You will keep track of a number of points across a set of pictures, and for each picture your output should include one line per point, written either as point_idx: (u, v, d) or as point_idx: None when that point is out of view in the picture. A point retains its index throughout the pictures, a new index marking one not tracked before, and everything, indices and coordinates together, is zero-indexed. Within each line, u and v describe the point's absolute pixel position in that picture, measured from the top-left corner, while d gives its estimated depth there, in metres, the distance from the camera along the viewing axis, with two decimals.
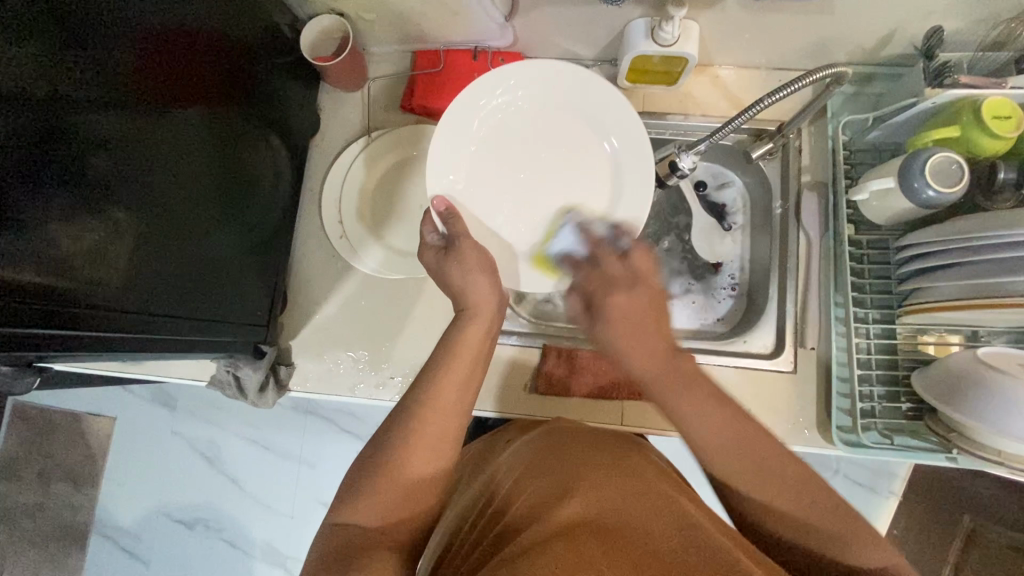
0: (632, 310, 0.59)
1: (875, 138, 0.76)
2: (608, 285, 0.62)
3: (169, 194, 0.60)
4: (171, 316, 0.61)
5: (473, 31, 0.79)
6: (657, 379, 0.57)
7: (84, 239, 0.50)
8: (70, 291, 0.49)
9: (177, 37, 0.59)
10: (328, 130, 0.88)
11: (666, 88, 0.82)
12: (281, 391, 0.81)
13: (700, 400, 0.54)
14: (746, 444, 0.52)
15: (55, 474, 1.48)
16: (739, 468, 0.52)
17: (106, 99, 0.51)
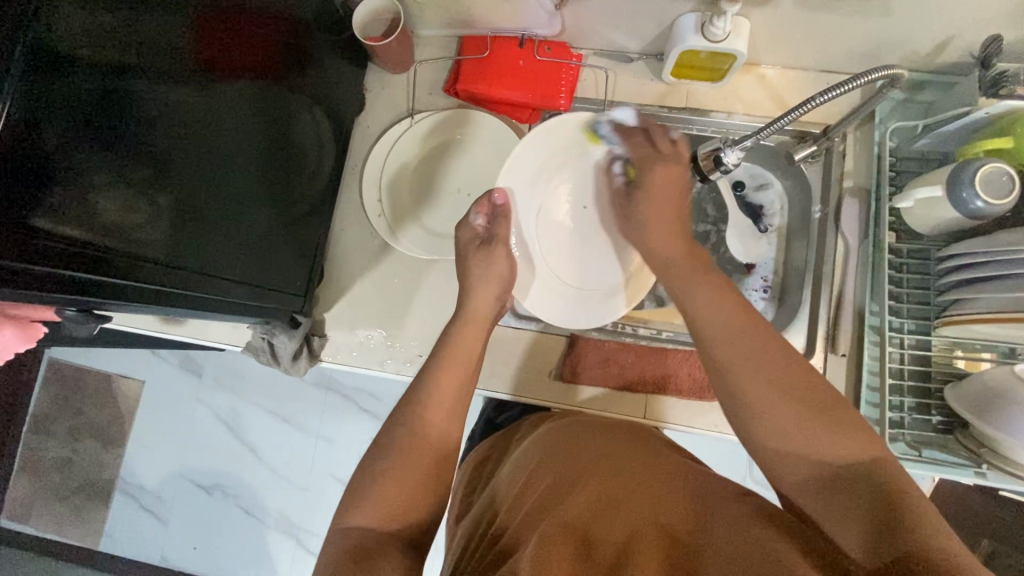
0: (667, 180, 0.71)
1: (923, 147, 0.74)
2: (653, 158, 0.73)
3: (218, 165, 0.62)
4: (214, 279, 0.64)
5: (522, 18, 0.79)
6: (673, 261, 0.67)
7: (139, 203, 0.53)
8: (128, 251, 0.52)
9: (233, 11, 0.60)
10: (372, 110, 0.89)
11: (711, 85, 0.82)
12: (314, 361, 0.83)
13: (713, 290, 0.60)
14: (746, 329, 0.55)
15: (84, 430, 1.53)
16: (739, 352, 0.54)
17: (163, 70, 0.53)
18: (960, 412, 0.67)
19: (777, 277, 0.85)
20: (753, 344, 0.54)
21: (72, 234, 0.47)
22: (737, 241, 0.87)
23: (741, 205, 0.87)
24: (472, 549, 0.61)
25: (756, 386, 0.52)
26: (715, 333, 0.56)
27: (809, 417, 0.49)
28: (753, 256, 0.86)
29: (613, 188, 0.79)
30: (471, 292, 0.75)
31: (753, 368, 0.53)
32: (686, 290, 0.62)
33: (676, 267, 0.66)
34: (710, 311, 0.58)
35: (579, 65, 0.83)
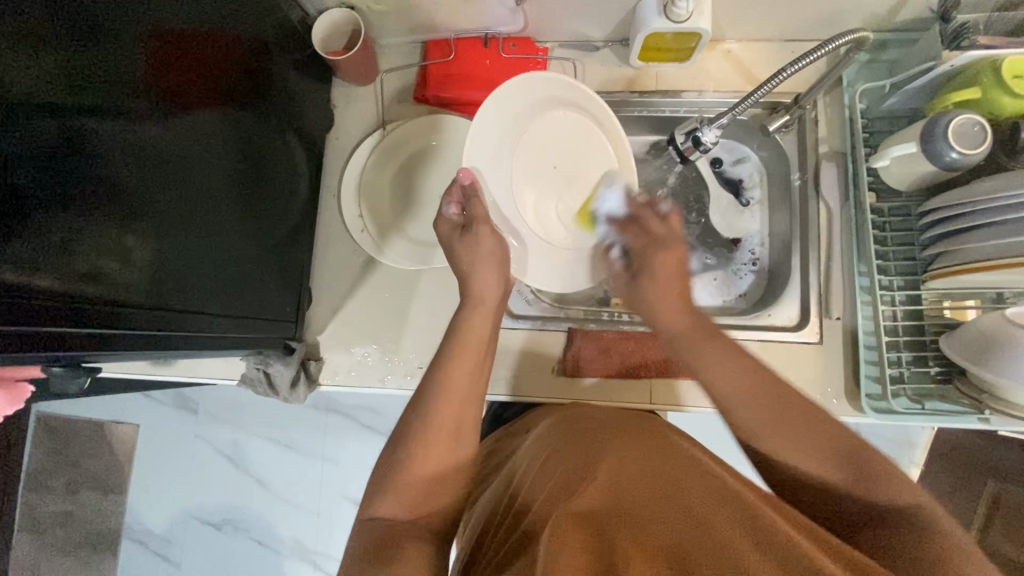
0: (669, 277, 0.68)
1: (893, 106, 0.75)
2: (655, 244, 0.70)
3: (189, 197, 0.60)
4: (198, 312, 0.62)
5: (485, 16, 0.78)
6: (679, 338, 0.65)
7: (113, 246, 0.51)
8: (111, 296, 0.51)
9: (187, 39, 0.59)
10: (343, 125, 0.88)
11: (679, 66, 0.82)
12: (313, 387, 0.81)
13: (724, 363, 0.60)
14: (758, 383, 0.58)
15: (83, 482, 1.50)
16: (765, 420, 0.56)
17: (119, 107, 0.51)
18: (958, 362, 0.67)
19: (764, 249, 0.86)
20: (766, 407, 0.57)
21: (50, 286, 0.46)
22: (720, 216, 0.88)
23: (720, 180, 0.88)
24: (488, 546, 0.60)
25: (774, 446, 0.56)
26: (734, 398, 0.58)
27: (838, 468, 0.54)
28: (736, 231, 0.87)
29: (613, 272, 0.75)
30: (470, 279, 0.72)
31: (758, 418, 0.57)
32: (700, 360, 0.62)
33: (682, 337, 0.65)
34: (730, 401, 0.59)
35: (546, 60, 0.82)
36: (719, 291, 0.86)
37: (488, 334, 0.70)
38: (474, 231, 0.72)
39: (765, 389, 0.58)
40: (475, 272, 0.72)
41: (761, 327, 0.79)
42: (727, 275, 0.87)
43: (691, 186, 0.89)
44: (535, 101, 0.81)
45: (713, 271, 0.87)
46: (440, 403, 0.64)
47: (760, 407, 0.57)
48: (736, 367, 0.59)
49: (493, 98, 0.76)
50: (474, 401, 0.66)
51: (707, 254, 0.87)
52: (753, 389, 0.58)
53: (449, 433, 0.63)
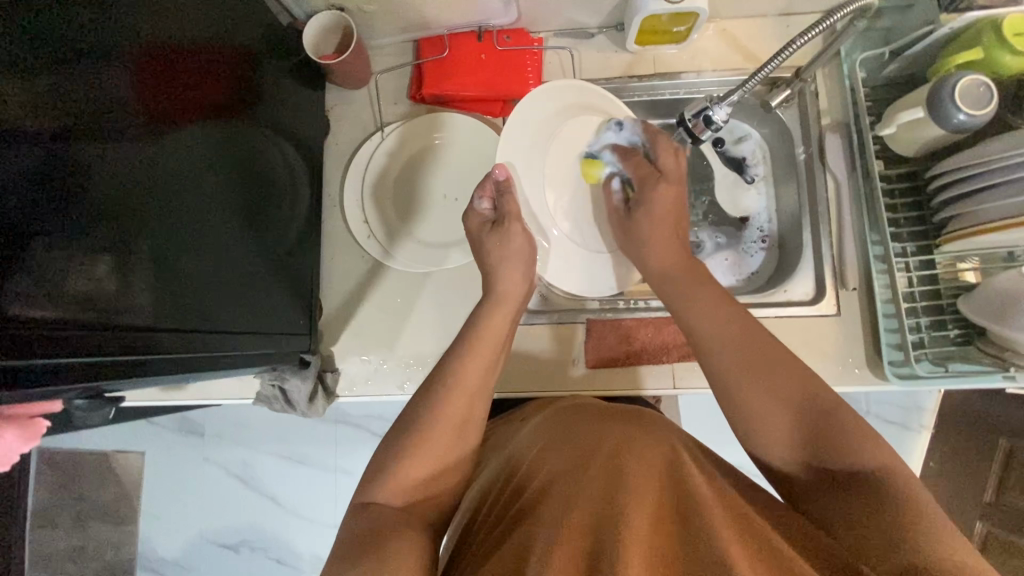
0: (667, 203, 0.73)
1: (893, 73, 0.76)
2: (649, 179, 0.74)
3: (189, 214, 0.58)
4: (210, 333, 0.60)
5: (478, 10, 0.77)
6: (669, 273, 0.70)
7: (129, 273, 0.50)
8: (134, 324, 0.50)
9: (171, 52, 0.57)
10: (339, 130, 0.86)
11: (676, 47, 0.81)
12: (331, 399, 0.79)
13: (708, 303, 0.64)
14: (742, 328, 0.61)
15: (91, 515, 1.47)
16: (738, 344, 0.60)
17: (116, 131, 0.50)
18: (978, 322, 0.67)
19: (773, 226, 0.86)
20: (749, 351, 0.59)
21: (75, 318, 0.45)
22: (727, 196, 0.88)
23: (725, 160, 0.87)
24: (478, 526, 0.60)
25: (752, 388, 0.57)
26: (718, 334, 0.61)
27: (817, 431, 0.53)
28: (743, 210, 0.87)
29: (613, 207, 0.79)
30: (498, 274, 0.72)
31: (735, 358, 0.59)
32: (691, 311, 0.65)
33: (676, 273, 0.70)
34: (718, 351, 0.61)
35: (542, 50, 0.81)
36: (731, 270, 0.86)
37: (503, 326, 0.70)
38: (507, 229, 0.73)
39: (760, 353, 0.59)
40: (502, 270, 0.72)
41: (778, 303, 0.79)
42: (738, 254, 0.87)
43: (695, 168, 0.88)
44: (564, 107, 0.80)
45: (723, 252, 0.87)
46: (455, 400, 0.64)
47: (738, 329, 0.61)
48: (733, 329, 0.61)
49: (523, 107, 0.76)
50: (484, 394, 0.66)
51: (717, 234, 0.87)
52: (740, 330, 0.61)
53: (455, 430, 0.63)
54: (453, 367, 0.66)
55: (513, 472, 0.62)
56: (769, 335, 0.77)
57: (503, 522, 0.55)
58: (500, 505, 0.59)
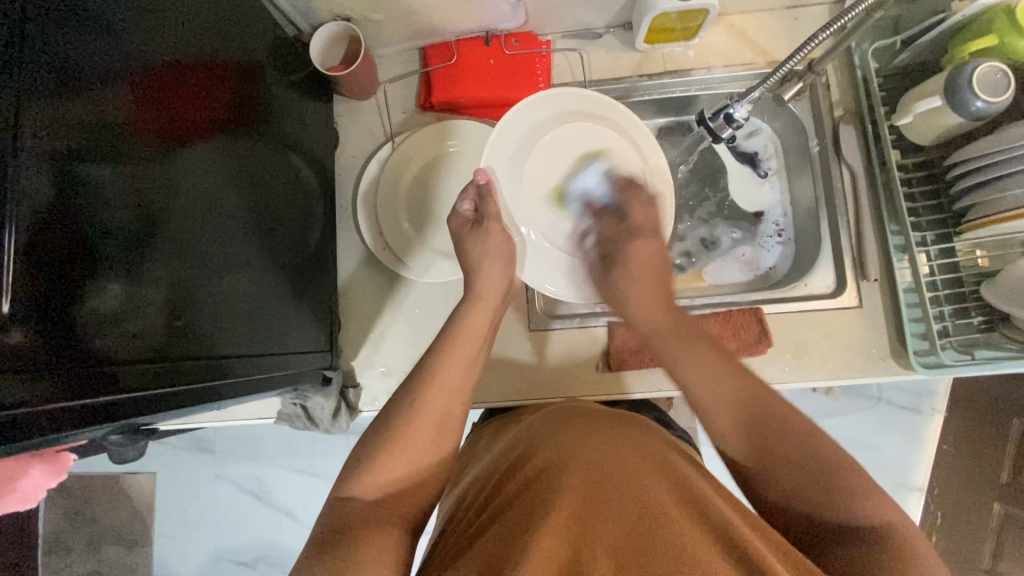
0: (655, 254, 0.72)
1: (905, 62, 0.75)
2: (631, 232, 0.73)
3: (204, 235, 0.57)
4: (230, 358, 0.58)
5: (485, 15, 0.76)
6: (661, 329, 0.67)
7: (154, 305, 0.49)
8: (162, 356, 0.49)
9: (181, 68, 0.55)
10: (349, 141, 0.85)
11: (686, 44, 0.81)
12: (354, 414, 0.78)
13: (705, 356, 0.61)
14: (724, 377, 0.59)
15: (104, 538, 1.46)
16: (734, 391, 0.57)
17: (135, 159, 0.48)
18: (1002, 309, 0.67)
19: (788, 219, 0.86)
20: (753, 410, 0.56)
21: (109, 355, 0.44)
22: (741, 191, 0.87)
23: (736, 155, 0.87)
24: (458, 518, 0.59)
25: (720, 420, 0.57)
26: (701, 377, 0.60)
27: (799, 476, 0.52)
28: (758, 204, 0.87)
29: (587, 258, 0.77)
30: (478, 275, 0.72)
31: (725, 393, 0.58)
32: (687, 368, 0.61)
33: (661, 333, 0.66)
34: (716, 413, 0.58)
35: (550, 52, 0.81)
36: (749, 266, 0.85)
37: (482, 325, 0.70)
38: (484, 228, 0.73)
39: (751, 410, 0.56)
40: (480, 268, 0.73)
41: (798, 297, 0.79)
42: (754, 250, 0.86)
43: (707, 164, 0.88)
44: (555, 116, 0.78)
45: (740, 248, 0.86)
46: (437, 398, 0.63)
47: (728, 380, 0.58)
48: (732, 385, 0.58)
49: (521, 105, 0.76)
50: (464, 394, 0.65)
51: (733, 230, 0.87)
52: (750, 393, 0.57)
53: (443, 429, 0.62)
54: (442, 364, 0.65)
55: (501, 466, 0.60)
56: (793, 330, 0.76)
57: (482, 518, 0.54)
58: (485, 495, 0.57)
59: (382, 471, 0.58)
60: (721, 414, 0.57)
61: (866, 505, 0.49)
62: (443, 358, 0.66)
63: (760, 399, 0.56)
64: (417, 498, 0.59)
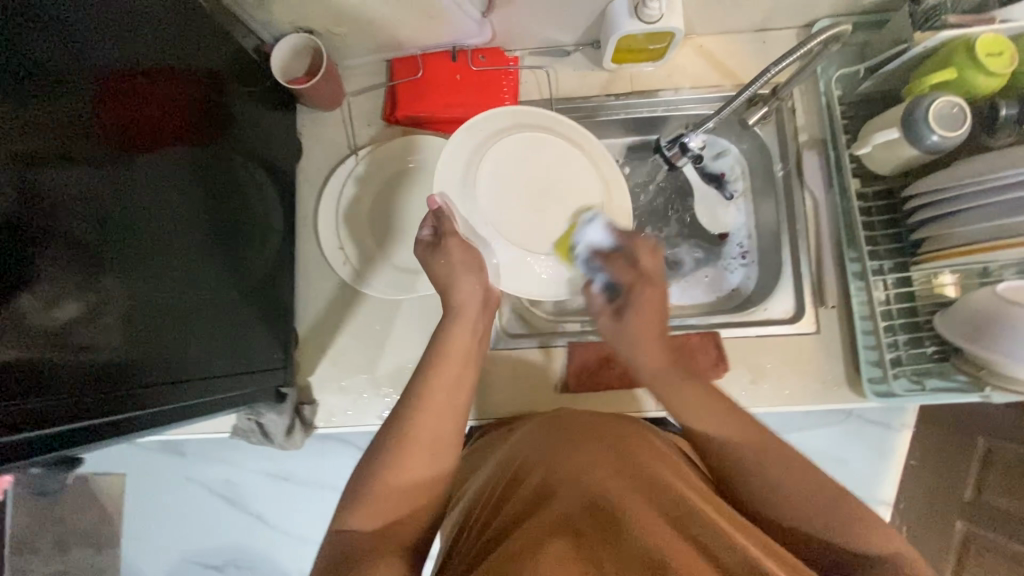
0: (654, 303, 0.67)
1: (868, 90, 0.75)
2: (640, 282, 0.68)
3: (159, 249, 0.56)
4: (174, 383, 0.57)
5: (451, 30, 0.75)
6: (659, 378, 0.64)
7: (103, 328, 0.49)
8: (109, 379, 0.50)
9: (138, 80, 0.54)
10: (312, 152, 0.83)
11: (653, 65, 0.80)
12: (309, 431, 0.78)
13: (691, 403, 0.61)
14: (732, 424, 0.58)
15: (71, 539, 1.44)
16: (727, 440, 0.57)
17: (95, 182, 0.49)
18: (953, 340, 0.67)
19: (752, 241, 0.86)
20: (743, 444, 0.56)
21: (51, 383, 0.45)
22: (706, 212, 0.87)
23: (703, 174, 0.87)
24: (458, 546, 0.57)
25: (710, 419, 0.59)
26: (710, 428, 0.59)
27: (826, 506, 0.52)
28: (723, 226, 0.87)
29: (594, 308, 0.70)
30: (452, 289, 0.68)
31: (717, 421, 0.59)
32: (689, 412, 0.60)
33: (657, 381, 0.64)
34: (718, 451, 0.58)
35: (517, 69, 0.80)
36: (711, 287, 0.85)
37: (467, 339, 0.67)
38: (444, 246, 0.68)
39: (751, 434, 0.57)
40: (454, 282, 0.68)
41: (757, 322, 0.79)
42: (717, 271, 0.86)
43: (674, 184, 0.87)
44: (502, 130, 0.76)
45: (704, 269, 0.86)
46: (424, 422, 0.61)
47: (724, 422, 0.58)
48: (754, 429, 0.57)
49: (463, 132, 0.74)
50: (451, 410, 0.63)
51: (697, 250, 0.87)
52: (732, 425, 0.58)
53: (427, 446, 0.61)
54: (426, 379, 0.64)
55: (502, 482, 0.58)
56: (751, 355, 0.77)
57: (483, 542, 0.52)
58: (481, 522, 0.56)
59: (370, 506, 0.57)
60: (745, 466, 0.56)
61: (875, 541, 0.50)
62: (431, 376, 0.64)
63: (776, 446, 0.55)
64: (407, 526, 0.58)
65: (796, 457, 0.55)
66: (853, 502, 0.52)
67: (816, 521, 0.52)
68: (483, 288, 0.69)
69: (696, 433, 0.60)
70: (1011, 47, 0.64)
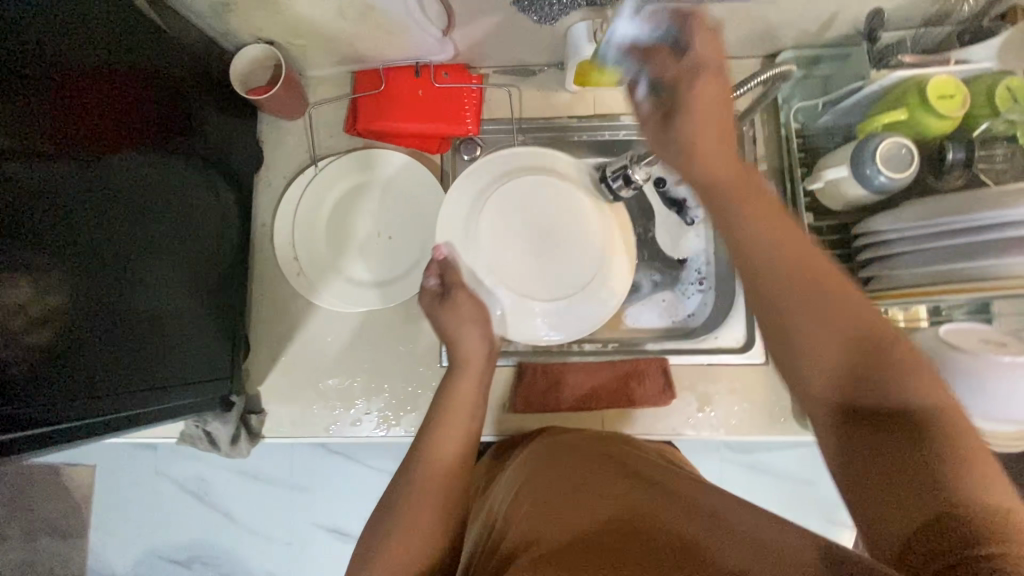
0: (717, 98, 0.56)
1: (828, 123, 0.75)
2: (693, 74, 0.56)
3: (115, 245, 0.58)
4: (117, 380, 0.58)
5: (412, 47, 0.76)
6: (730, 182, 0.55)
7: (56, 323, 0.51)
8: (66, 370, 0.52)
9: (97, 80, 0.56)
10: (274, 161, 0.84)
11: (617, 88, 0.80)
12: (255, 440, 0.78)
13: (762, 211, 0.53)
14: (805, 257, 0.51)
15: (40, 529, 1.45)
16: (778, 258, 0.51)
17: (60, 181, 0.52)
18: None
19: (710, 267, 0.86)
20: (797, 265, 0.50)
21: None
22: (668, 237, 0.87)
23: (664, 199, 0.87)
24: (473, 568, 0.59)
25: (760, 235, 0.52)
26: (762, 258, 0.51)
27: (873, 364, 0.47)
28: (682, 251, 0.86)
29: (641, 117, 0.61)
30: (457, 341, 0.72)
31: (796, 271, 0.50)
32: (747, 233, 0.53)
33: (725, 185, 0.55)
34: (752, 250, 0.52)
35: (480, 88, 0.80)
36: (666, 312, 0.85)
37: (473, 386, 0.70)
38: (452, 298, 0.74)
39: (811, 281, 0.50)
40: (460, 334, 0.73)
41: (709, 349, 0.80)
42: (674, 296, 0.86)
43: (637, 206, 0.87)
44: (506, 174, 0.78)
45: (661, 294, 0.86)
46: (437, 463, 0.65)
47: (793, 247, 0.51)
48: (820, 266, 0.50)
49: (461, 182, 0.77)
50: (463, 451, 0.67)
51: (657, 274, 0.86)
52: (799, 255, 0.51)
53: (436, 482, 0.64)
54: (433, 421, 0.68)
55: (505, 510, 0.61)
56: (699, 383, 0.77)
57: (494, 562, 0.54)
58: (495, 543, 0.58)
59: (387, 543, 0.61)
60: (792, 302, 0.50)
61: (930, 394, 0.45)
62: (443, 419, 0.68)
63: (836, 294, 0.49)
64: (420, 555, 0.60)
65: (852, 294, 0.49)
66: (899, 354, 0.47)
67: (863, 381, 0.47)
68: (488, 343, 0.73)
69: (746, 237, 0.53)
70: (964, 92, 0.63)
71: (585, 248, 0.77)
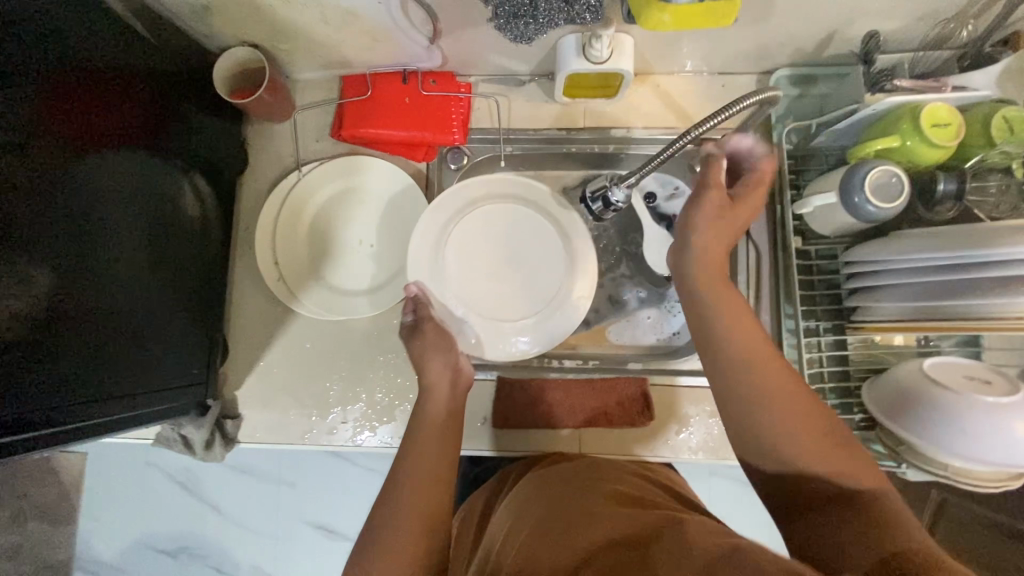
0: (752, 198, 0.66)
1: (821, 144, 0.72)
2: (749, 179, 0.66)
3: (91, 244, 0.58)
4: (91, 381, 0.57)
5: (399, 54, 0.74)
6: (696, 270, 0.62)
7: (25, 321, 0.50)
8: (33, 373, 0.51)
9: (80, 77, 0.56)
10: (258, 163, 0.83)
11: (608, 101, 0.79)
12: (230, 446, 0.77)
13: (734, 305, 0.60)
14: (759, 351, 0.56)
15: (30, 513, 1.46)
16: (744, 343, 0.57)
17: (29, 180, 0.51)
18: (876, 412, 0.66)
19: None
20: (752, 348, 0.56)
21: None
22: (657, 256, 0.83)
23: (654, 215, 0.84)
24: None
25: (723, 327, 0.58)
26: (723, 339, 0.58)
27: (820, 446, 0.50)
28: None
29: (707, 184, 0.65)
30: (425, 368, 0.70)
31: (755, 350, 0.56)
32: (714, 323, 0.59)
33: (708, 267, 0.63)
34: (719, 336, 0.58)
35: (468, 96, 0.79)
36: (652, 329, 0.83)
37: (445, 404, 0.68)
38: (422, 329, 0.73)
39: (776, 377, 0.54)
40: (426, 361, 0.70)
41: (690, 370, 0.78)
42: (660, 313, 0.84)
43: (625, 221, 0.86)
44: (467, 205, 0.80)
45: (647, 309, 0.84)
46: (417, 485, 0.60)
47: (748, 331, 0.57)
48: (780, 371, 0.54)
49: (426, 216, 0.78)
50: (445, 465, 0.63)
51: (641, 289, 0.85)
52: (756, 344, 0.57)
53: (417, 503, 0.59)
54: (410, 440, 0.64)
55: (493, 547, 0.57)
56: (678, 404, 0.76)
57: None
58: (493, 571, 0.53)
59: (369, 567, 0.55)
60: (753, 396, 0.54)
61: (857, 473, 0.49)
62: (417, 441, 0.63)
63: (795, 389, 0.54)
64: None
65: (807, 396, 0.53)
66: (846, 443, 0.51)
67: (812, 462, 0.50)
68: (452, 371, 0.70)
69: (716, 336, 0.58)
70: (958, 119, 0.61)
71: (547, 266, 0.80)
